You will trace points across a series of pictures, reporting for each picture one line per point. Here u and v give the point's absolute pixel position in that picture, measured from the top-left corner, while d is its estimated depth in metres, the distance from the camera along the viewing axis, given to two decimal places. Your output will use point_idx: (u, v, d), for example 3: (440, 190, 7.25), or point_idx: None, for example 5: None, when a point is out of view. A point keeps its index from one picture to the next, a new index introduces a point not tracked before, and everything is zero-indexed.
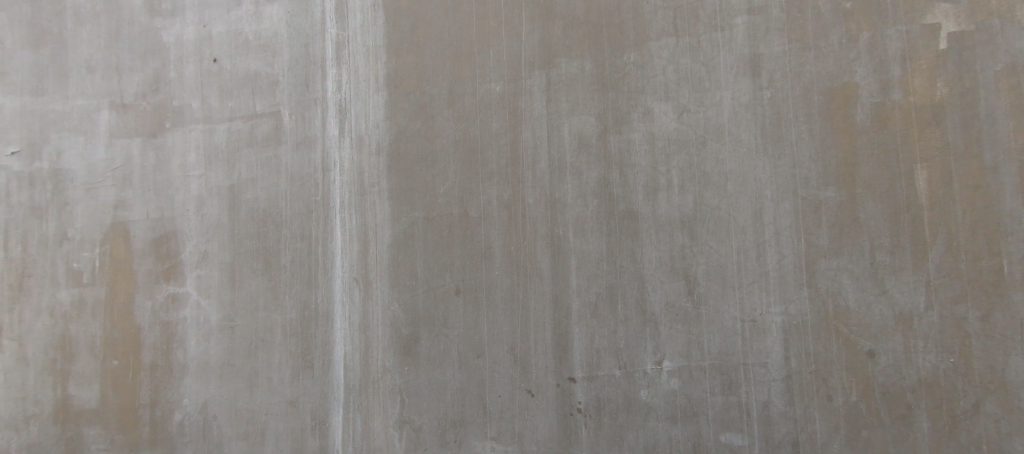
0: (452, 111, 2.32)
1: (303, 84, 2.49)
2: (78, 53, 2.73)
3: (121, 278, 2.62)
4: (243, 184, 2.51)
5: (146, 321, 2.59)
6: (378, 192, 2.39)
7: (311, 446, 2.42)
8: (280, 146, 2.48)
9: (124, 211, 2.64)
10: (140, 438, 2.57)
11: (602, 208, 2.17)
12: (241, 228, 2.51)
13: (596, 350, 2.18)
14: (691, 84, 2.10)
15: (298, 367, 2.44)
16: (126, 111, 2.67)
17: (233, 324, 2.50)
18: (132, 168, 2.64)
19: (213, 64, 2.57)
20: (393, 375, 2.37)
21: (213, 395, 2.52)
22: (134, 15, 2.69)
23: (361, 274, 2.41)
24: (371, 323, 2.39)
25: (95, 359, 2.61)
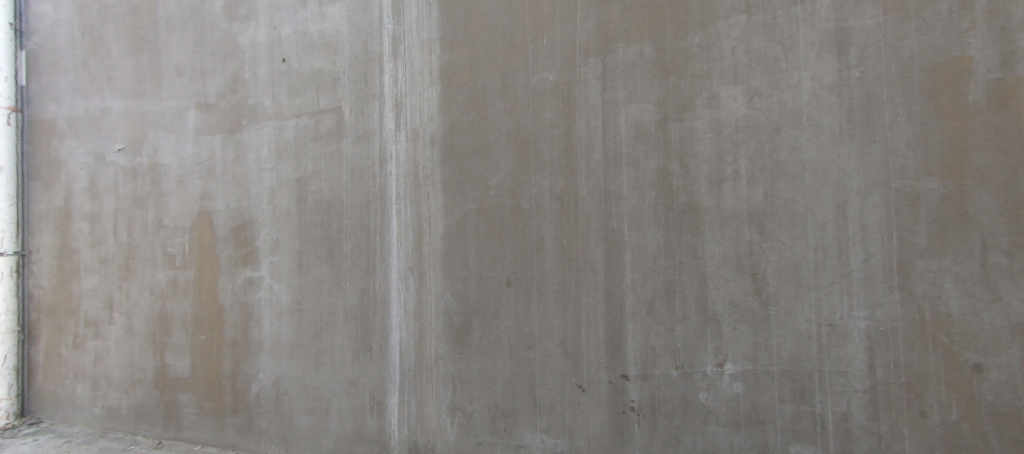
0: (504, 102, 2.30)
1: (362, 80, 2.56)
2: (170, 60, 3.01)
3: (207, 261, 2.88)
4: (309, 176, 2.65)
5: (227, 301, 2.83)
6: (432, 183, 2.43)
7: (370, 425, 2.54)
8: (342, 140, 2.59)
9: (208, 201, 2.88)
10: (224, 406, 2.84)
11: (660, 201, 2.06)
12: (308, 218, 2.65)
13: (651, 348, 2.09)
14: (764, 65, 1.93)
15: (358, 350, 2.56)
16: (209, 110, 2.90)
17: (301, 307, 2.67)
18: (215, 162, 2.88)
19: (283, 64, 2.72)
20: (445, 363, 2.42)
21: (283, 371, 2.71)
22: (215, 21, 2.90)
23: (415, 263, 2.47)
24: (425, 311, 2.45)
25: (187, 333, 2.92)
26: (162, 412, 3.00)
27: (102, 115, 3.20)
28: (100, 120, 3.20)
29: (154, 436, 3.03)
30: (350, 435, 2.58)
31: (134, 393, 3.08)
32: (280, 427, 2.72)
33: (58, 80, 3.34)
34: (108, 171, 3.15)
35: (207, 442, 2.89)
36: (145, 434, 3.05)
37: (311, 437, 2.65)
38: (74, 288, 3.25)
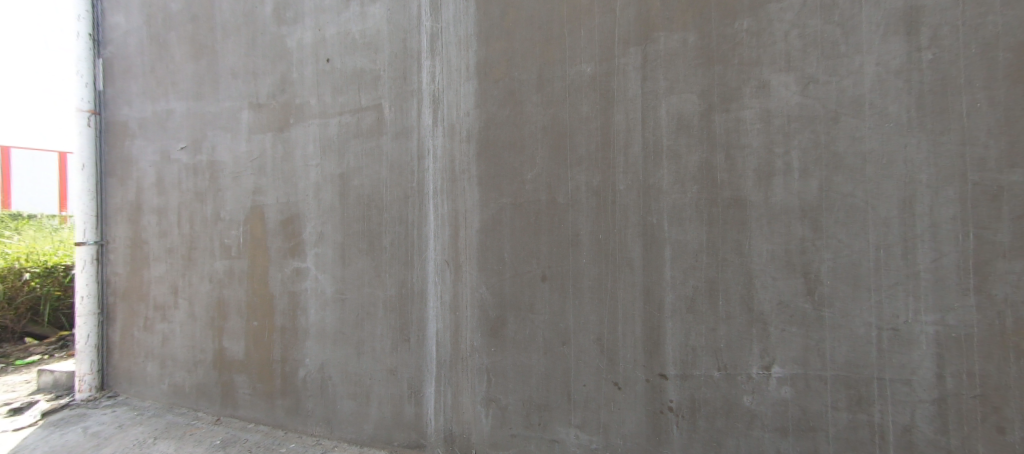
0: (541, 96, 2.26)
1: (402, 77, 2.60)
2: (225, 63, 3.18)
3: (259, 252, 3.05)
4: (352, 171, 2.73)
5: (277, 289, 2.98)
6: (468, 178, 2.44)
7: (408, 412, 2.62)
8: (382, 137, 2.65)
9: (259, 196, 3.04)
10: (274, 388, 3.00)
11: (703, 195, 1.97)
12: (350, 211, 2.74)
13: (692, 347, 2.01)
14: (821, 50, 1.79)
15: (396, 340, 2.63)
16: (260, 110, 3.05)
17: (344, 297, 2.77)
18: (265, 159, 3.03)
19: (327, 64, 2.82)
20: (481, 355, 2.44)
21: (327, 357, 2.83)
22: (264, 25, 3.03)
23: (451, 257, 2.50)
24: (460, 304, 2.48)
25: (241, 319, 3.11)
26: (220, 390, 3.21)
27: (167, 116, 3.44)
28: (165, 120, 3.44)
29: (212, 413, 3.25)
30: (389, 421, 2.66)
31: (196, 373, 3.31)
32: (325, 410, 2.84)
33: (129, 85, 3.62)
34: (173, 168, 3.40)
35: (259, 421, 3.06)
36: (205, 411, 3.28)
37: (353, 422, 2.76)
38: (145, 274, 3.54)
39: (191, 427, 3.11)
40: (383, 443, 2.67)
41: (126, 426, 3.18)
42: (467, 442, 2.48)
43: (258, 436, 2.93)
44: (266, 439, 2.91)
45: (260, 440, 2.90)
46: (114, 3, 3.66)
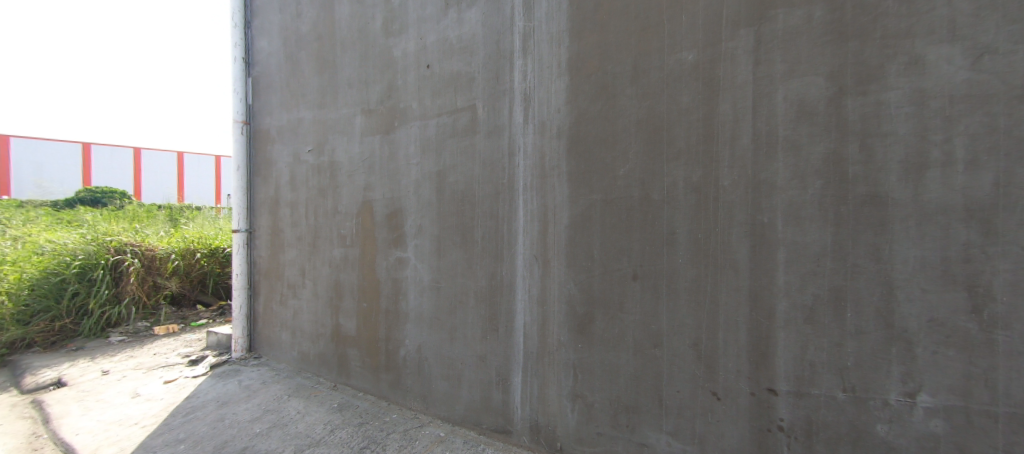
0: (635, 88, 2.15)
1: (495, 78, 2.66)
2: (343, 74, 3.53)
3: (368, 242, 3.36)
4: (448, 169, 2.87)
5: (382, 275, 3.26)
6: (558, 174, 2.42)
7: (496, 398, 2.70)
8: (476, 135, 2.73)
9: (369, 192, 3.34)
10: (379, 363, 3.30)
11: (829, 191, 1.71)
12: (446, 206, 2.88)
13: (810, 363, 1.77)
14: (1003, 13, 1.44)
15: (486, 329, 2.72)
16: (370, 115, 3.34)
17: (439, 286, 2.93)
18: (374, 159, 3.32)
19: (427, 70, 2.98)
20: (567, 351, 2.41)
21: (424, 340, 3.02)
22: (375, 38, 3.29)
23: (540, 252, 2.50)
24: (548, 299, 2.47)
25: (353, 300, 3.47)
26: (336, 361, 3.62)
27: (297, 124, 3.93)
28: (296, 128, 3.94)
29: (329, 380, 3.68)
30: (478, 405, 2.78)
31: (318, 344, 3.77)
32: (421, 387, 3.05)
33: (270, 98, 4.22)
34: (302, 168, 3.89)
35: (366, 391, 3.40)
36: (323, 378, 3.72)
37: (446, 401, 2.93)
38: (280, 258, 4.12)
39: (313, 390, 3.57)
40: (472, 424, 2.80)
41: (267, 382, 3.76)
42: (552, 434, 2.49)
43: (365, 404, 3.26)
44: (372, 407, 3.22)
45: (366, 408, 3.21)
46: (260, 30, 4.28)
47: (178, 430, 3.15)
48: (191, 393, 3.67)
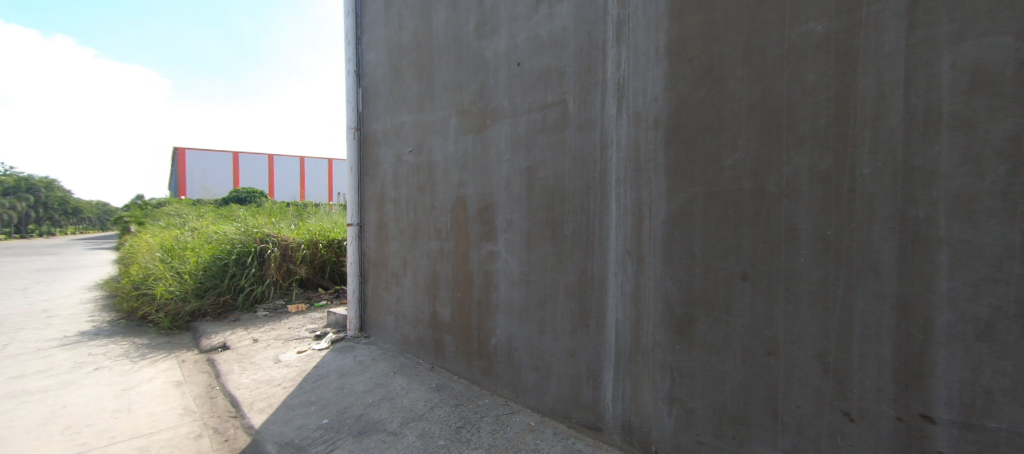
0: (747, 69, 1.92)
1: (587, 70, 2.57)
2: (439, 79, 3.72)
3: (462, 235, 3.50)
4: (538, 164, 2.87)
5: (475, 267, 3.38)
6: (654, 166, 2.26)
7: (586, 394, 2.65)
8: (567, 130, 2.69)
9: (463, 189, 3.47)
10: (472, 350, 3.43)
11: (1018, 178, 1.37)
12: (536, 201, 2.88)
13: (983, 389, 1.45)
14: None
15: (576, 325, 2.68)
16: (463, 116, 3.47)
17: (529, 280, 2.95)
18: (467, 157, 3.44)
19: (518, 68, 3.00)
20: (664, 353, 2.26)
21: (514, 331, 3.07)
22: (468, 41, 3.40)
23: (634, 248, 2.37)
24: (643, 297, 2.34)
25: (449, 290, 3.66)
26: (433, 345, 3.85)
27: (399, 127, 4.24)
28: (399, 131, 4.25)
29: (427, 362, 3.93)
30: (568, 398, 2.75)
31: (418, 329, 4.05)
32: (512, 376, 3.11)
33: (376, 106, 4.61)
34: (403, 168, 4.19)
35: (460, 376, 3.56)
36: (422, 360, 3.99)
37: (536, 391, 2.95)
38: (386, 249, 4.49)
39: (414, 369, 3.84)
40: (562, 417, 2.79)
41: (377, 359, 4.13)
42: (646, 436, 2.37)
43: (459, 387, 3.42)
44: (466, 390, 3.37)
45: (461, 390, 3.37)
46: (368, 44, 4.69)
47: (309, 393, 3.62)
48: (317, 363, 4.18)
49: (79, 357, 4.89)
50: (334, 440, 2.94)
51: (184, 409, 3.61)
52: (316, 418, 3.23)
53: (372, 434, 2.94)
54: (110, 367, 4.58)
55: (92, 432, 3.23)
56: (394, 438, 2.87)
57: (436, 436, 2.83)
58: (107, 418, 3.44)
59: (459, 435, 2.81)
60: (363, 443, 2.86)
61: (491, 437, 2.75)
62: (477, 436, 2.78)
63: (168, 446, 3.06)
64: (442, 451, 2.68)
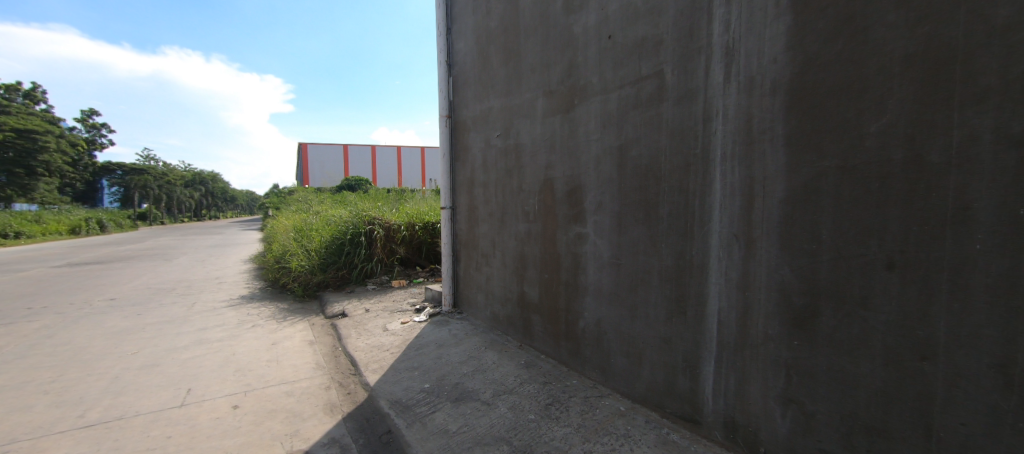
0: (903, 13, 1.57)
1: (688, 36, 2.34)
2: (527, 60, 3.67)
3: (550, 217, 3.47)
4: (631, 141, 2.70)
5: (563, 250, 3.34)
6: (770, 138, 1.99)
7: (682, 385, 2.49)
8: (663, 104, 2.48)
9: (551, 171, 3.42)
10: (560, 331, 3.42)
11: None
12: (628, 181, 2.73)
13: None
14: None
15: (672, 312, 2.51)
16: (551, 96, 3.39)
17: (620, 263, 2.82)
18: (555, 138, 3.37)
19: (609, 41, 2.83)
20: (778, 348, 2.01)
21: (603, 315, 2.98)
22: (556, 18, 3.29)
23: (742, 231, 2.12)
24: (752, 285, 2.10)
25: (536, 272, 3.67)
26: (522, 324, 3.92)
27: (488, 112, 4.30)
28: (487, 116, 4.32)
29: (516, 340, 4.02)
30: (662, 387, 2.62)
31: (506, 308, 4.15)
32: (601, 360, 3.05)
33: (465, 93, 4.73)
34: (492, 151, 4.26)
35: (548, 355, 3.59)
36: (511, 337, 4.09)
37: (626, 377, 2.85)
38: (476, 230, 4.65)
39: (504, 346, 3.96)
40: (654, 405, 2.67)
41: (469, 334, 4.33)
42: (753, 435, 2.17)
43: (548, 366, 3.44)
44: (554, 370, 3.38)
45: (550, 369, 3.39)
46: (458, 32, 4.80)
47: (412, 360, 3.93)
48: (418, 334, 4.51)
49: (240, 315, 5.89)
50: (434, 403, 3.16)
51: (316, 364, 4.16)
52: (419, 382, 3.50)
53: (468, 402, 3.10)
54: (261, 325, 5.44)
55: (253, 376, 3.87)
56: (487, 408, 2.99)
57: (526, 410, 2.89)
58: (262, 365, 4.10)
59: (549, 411, 2.84)
60: (461, 408, 3.03)
61: (581, 417, 2.73)
62: (566, 414, 2.78)
63: (306, 393, 3.55)
64: (532, 425, 2.73)
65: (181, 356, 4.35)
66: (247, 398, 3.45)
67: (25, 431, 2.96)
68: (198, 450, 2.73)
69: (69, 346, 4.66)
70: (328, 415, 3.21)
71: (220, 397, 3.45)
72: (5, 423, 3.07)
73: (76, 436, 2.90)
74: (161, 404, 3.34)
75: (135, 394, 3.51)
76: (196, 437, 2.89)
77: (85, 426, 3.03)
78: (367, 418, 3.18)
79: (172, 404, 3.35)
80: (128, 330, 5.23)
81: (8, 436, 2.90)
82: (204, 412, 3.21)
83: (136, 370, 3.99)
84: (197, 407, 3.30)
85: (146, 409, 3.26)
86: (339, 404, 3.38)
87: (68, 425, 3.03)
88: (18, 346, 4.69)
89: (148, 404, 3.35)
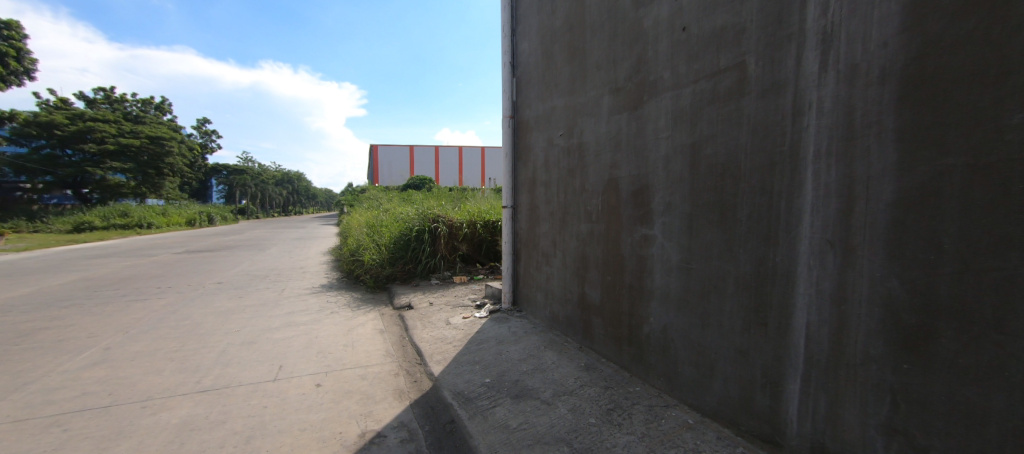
0: None
1: (776, 23, 2.14)
2: (593, 57, 3.58)
3: (614, 217, 3.36)
4: (705, 139, 2.54)
5: (627, 252, 3.22)
6: (876, 133, 1.76)
7: (760, 402, 2.30)
8: (744, 98, 2.30)
9: (616, 170, 3.32)
10: (622, 336, 3.31)
11: None
12: (701, 181, 2.57)
13: None
14: None
15: (749, 322, 2.32)
16: (617, 93, 3.28)
17: (690, 268, 2.66)
18: (621, 136, 3.26)
19: (683, 33, 2.68)
20: (882, 370, 1.78)
21: (670, 322, 2.83)
22: (625, 12, 3.18)
23: (838, 237, 1.90)
24: (849, 297, 1.87)
25: (598, 274, 3.58)
26: (582, 326, 3.84)
27: (551, 111, 4.27)
28: (550, 115, 4.29)
29: (576, 342, 3.95)
30: (736, 402, 2.44)
31: (567, 308, 4.09)
32: (667, 368, 2.90)
33: (529, 93, 4.73)
34: (555, 150, 4.22)
35: (609, 359, 3.49)
36: (570, 338, 4.03)
37: (695, 388, 2.69)
38: (537, 230, 4.63)
39: (564, 346, 3.91)
40: (727, 421, 2.49)
41: (529, 332, 4.33)
42: None
43: (609, 370, 3.35)
44: (616, 375, 3.28)
45: (611, 374, 3.30)
46: (523, 32, 4.81)
47: (474, 354, 4.01)
48: (479, 329, 4.60)
49: (321, 302, 6.40)
50: (495, 397, 3.19)
51: (386, 351, 4.39)
52: (480, 376, 3.55)
53: (528, 400, 3.10)
54: (338, 312, 5.86)
55: (332, 358, 4.17)
56: (547, 407, 2.97)
57: (587, 414, 2.83)
58: (340, 349, 4.41)
59: (611, 417, 2.75)
60: (521, 405, 3.03)
61: (645, 426, 2.61)
62: (629, 421, 2.68)
63: (378, 377, 3.76)
64: (593, 429, 2.66)
65: (273, 336, 4.81)
66: (328, 378, 3.72)
67: (156, 391, 3.43)
68: (288, 421, 2.99)
69: (187, 321, 5.34)
70: (397, 400, 3.37)
71: (305, 375, 3.75)
72: (142, 382, 3.58)
73: (194, 399, 3.30)
74: (259, 377, 3.70)
75: (238, 367, 3.92)
76: (286, 409, 3.17)
77: (201, 390, 3.44)
78: (431, 406, 3.29)
79: (267, 377, 3.70)
80: (232, 310, 5.88)
81: (144, 394, 3.37)
82: (293, 387, 3.52)
83: (238, 346, 4.47)
84: (287, 382, 3.62)
85: (247, 380, 3.64)
86: (406, 390, 3.54)
87: (188, 389, 3.46)
88: (150, 319, 5.46)
89: (247, 376, 3.74)
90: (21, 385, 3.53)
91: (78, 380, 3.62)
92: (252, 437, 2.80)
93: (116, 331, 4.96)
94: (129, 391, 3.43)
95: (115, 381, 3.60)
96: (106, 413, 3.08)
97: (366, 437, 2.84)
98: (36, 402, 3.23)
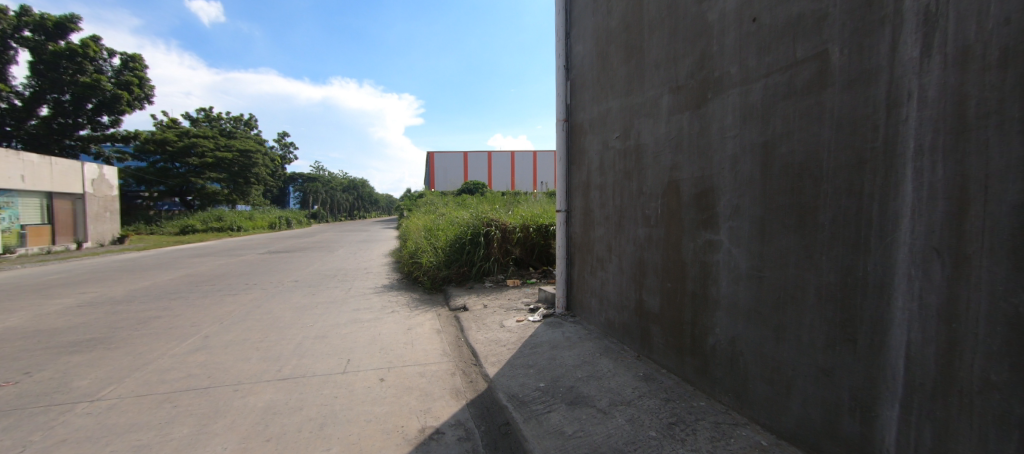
0: None
1: (865, 6, 1.93)
2: (651, 55, 3.45)
3: (675, 221, 3.20)
4: (779, 137, 2.34)
5: (689, 258, 3.04)
6: (996, 124, 1.52)
7: (847, 427, 2.07)
8: (826, 90, 2.10)
9: (677, 172, 3.16)
10: (684, 346, 3.13)
11: None
12: (774, 182, 2.37)
13: None
14: None
15: (834, 337, 2.10)
16: (678, 91, 3.14)
17: (762, 276, 2.46)
18: (682, 137, 3.10)
19: (753, 25, 2.51)
20: (1006, 401, 1.53)
21: (739, 334, 2.63)
22: (687, 7, 3.03)
23: (946, 245, 1.66)
24: (961, 314, 1.63)
25: (657, 280, 3.42)
26: (640, 334, 3.69)
27: (607, 113, 4.16)
28: (606, 117, 4.18)
29: (633, 350, 3.80)
30: (818, 425, 2.22)
31: (623, 315, 3.96)
32: (735, 383, 2.70)
33: (584, 95, 4.65)
34: (610, 152, 4.11)
35: (670, 370, 3.31)
36: (627, 347, 3.88)
37: (769, 407, 2.48)
38: (592, 234, 4.53)
39: (620, 354, 3.78)
40: (807, 446, 2.27)
41: (583, 338, 4.24)
42: None
43: (670, 382, 3.18)
44: (678, 387, 3.11)
45: (672, 386, 3.13)
46: (577, 35, 4.75)
47: (528, 357, 3.98)
48: (533, 333, 4.57)
49: (384, 301, 6.71)
50: (551, 402, 3.14)
51: (443, 351, 4.49)
52: (535, 380, 3.52)
53: (584, 407, 3.02)
54: (398, 311, 6.10)
55: (394, 354, 4.34)
56: (604, 416, 2.87)
57: (646, 426, 2.70)
58: (400, 347, 4.57)
59: (673, 431, 2.61)
60: (577, 412, 2.96)
61: (712, 444, 2.45)
62: (693, 438, 2.52)
63: (436, 376, 3.85)
64: (654, 442, 2.53)
65: (341, 331, 5.10)
66: (391, 373, 3.87)
67: (245, 376, 3.75)
68: (356, 411, 3.14)
69: (269, 315, 5.81)
70: (454, 399, 3.42)
71: (370, 370, 3.93)
72: (233, 368, 3.93)
73: (276, 386, 3.57)
74: (330, 369, 3.93)
75: (312, 358, 4.19)
76: (354, 400, 3.33)
77: (281, 378, 3.71)
78: (487, 407, 3.31)
79: (337, 370, 3.92)
80: (307, 306, 6.33)
81: (235, 379, 3.70)
82: (359, 380, 3.69)
83: (311, 339, 4.79)
84: (354, 375, 3.81)
85: (320, 371, 3.88)
86: (463, 390, 3.59)
87: (271, 376, 3.75)
88: (239, 311, 6.01)
89: (320, 367, 3.98)
90: (140, 364, 4.01)
91: (184, 363, 4.05)
92: (325, 424, 2.96)
93: (212, 321, 5.50)
94: (223, 375, 3.78)
95: (212, 365, 3.98)
96: (206, 393, 3.41)
97: (426, 432, 2.90)
98: (151, 380, 3.66)
